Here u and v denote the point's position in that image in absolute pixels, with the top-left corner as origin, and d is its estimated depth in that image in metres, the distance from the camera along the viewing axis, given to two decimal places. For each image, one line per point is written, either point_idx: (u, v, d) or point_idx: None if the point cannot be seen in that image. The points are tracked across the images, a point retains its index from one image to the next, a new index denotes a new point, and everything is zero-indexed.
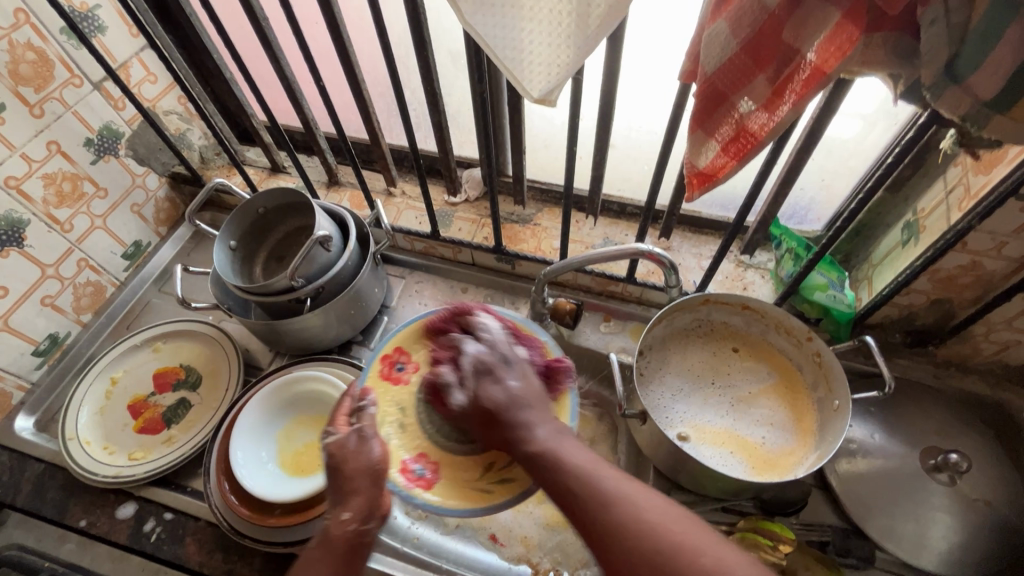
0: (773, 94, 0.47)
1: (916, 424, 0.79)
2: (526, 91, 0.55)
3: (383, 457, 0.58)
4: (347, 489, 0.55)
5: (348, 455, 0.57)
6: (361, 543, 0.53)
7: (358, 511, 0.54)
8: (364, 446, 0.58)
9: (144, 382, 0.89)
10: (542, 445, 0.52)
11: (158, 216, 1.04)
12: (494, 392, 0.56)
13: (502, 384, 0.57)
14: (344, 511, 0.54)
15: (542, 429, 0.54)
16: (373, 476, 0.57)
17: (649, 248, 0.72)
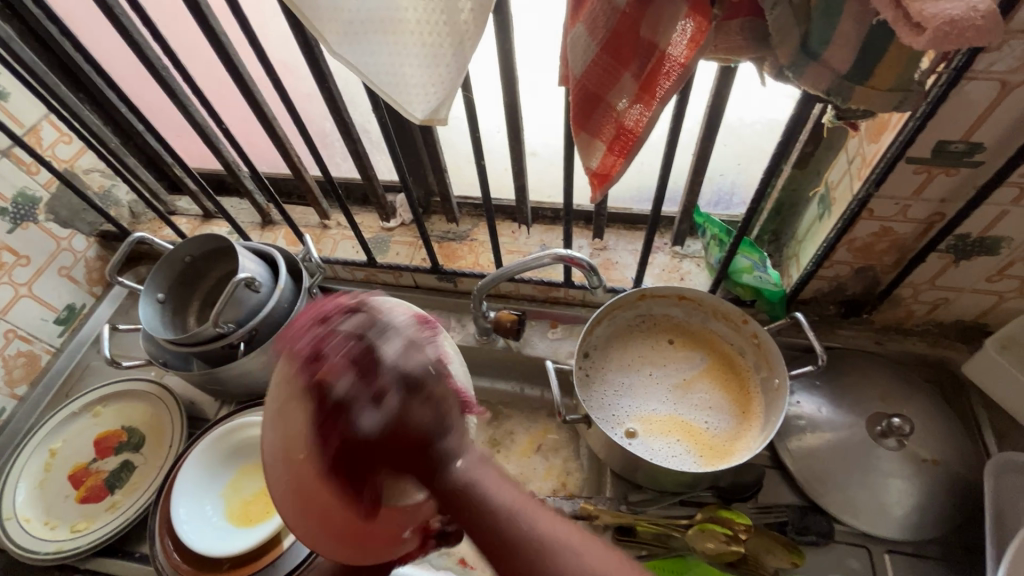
0: (642, 89, 0.48)
1: (858, 391, 0.80)
2: (409, 113, 0.54)
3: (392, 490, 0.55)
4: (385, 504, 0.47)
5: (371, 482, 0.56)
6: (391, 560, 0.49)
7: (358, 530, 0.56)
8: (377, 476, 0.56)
9: (84, 449, 0.86)
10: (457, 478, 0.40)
11: (90, 276, 1.01)
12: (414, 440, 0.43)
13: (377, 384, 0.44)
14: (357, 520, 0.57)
15: (467, 454, 0.42)
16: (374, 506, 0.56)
17: (568, 253, 0.73)
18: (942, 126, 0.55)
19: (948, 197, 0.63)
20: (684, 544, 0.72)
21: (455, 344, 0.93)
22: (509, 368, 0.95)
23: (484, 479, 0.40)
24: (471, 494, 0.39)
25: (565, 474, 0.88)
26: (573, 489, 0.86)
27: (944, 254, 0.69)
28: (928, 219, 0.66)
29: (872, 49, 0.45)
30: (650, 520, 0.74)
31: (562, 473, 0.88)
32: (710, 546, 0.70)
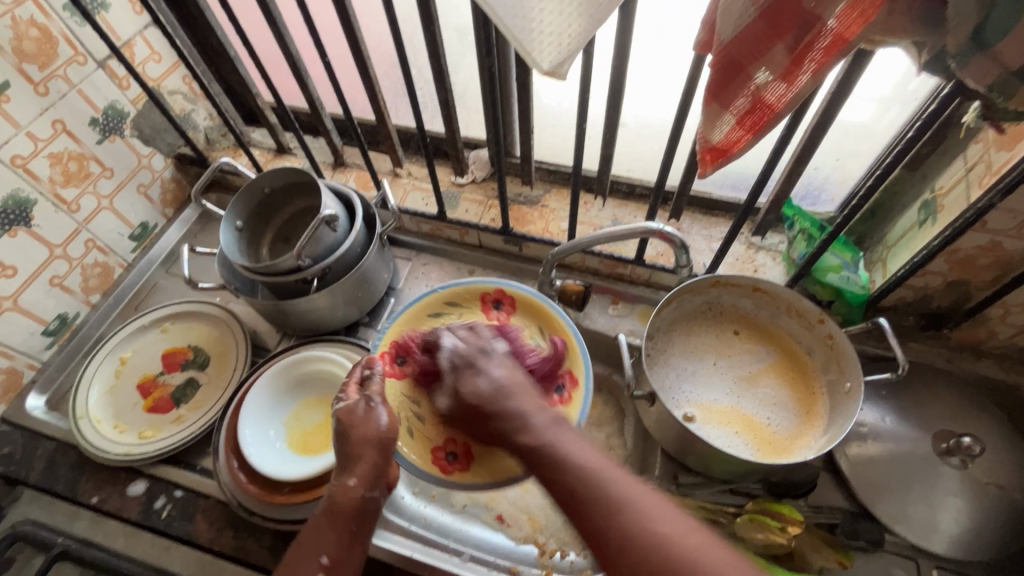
0: (791, 64, 0.45)
1: (927, 408, 0.78)
2: (535, 64, 0.52)
3: (390, 428, 0.65)
4: (351, 457, 0.63)
5: (355, 421, 0.65)
6: (366, 510, 0.62)
7: (362, 477, 0.62)
8: (371, 414, 0.65)
9: (153, 362, 0.89)
10: (543, 438, 0.53)
11: (164, 197, 1.03)
12: (472, 387, 0.59)
13: (479, 372, 0.61)
14: (351, 479, 0.62)
15: (538, 419, 0.55)
16: (377, 445, 0.64)
17: (659, 227, 0.71)
18: None
19: None
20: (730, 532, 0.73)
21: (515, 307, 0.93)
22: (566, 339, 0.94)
23: (561, 444, 0.52)
24: (565, 462, 0.50)
25: (609, 448, 0.88)
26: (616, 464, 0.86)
27: None
28: None
29: None
30: (698, 503, 0.75)
31: (605, 447, 0.89)
32: (759, 536, 0.70)
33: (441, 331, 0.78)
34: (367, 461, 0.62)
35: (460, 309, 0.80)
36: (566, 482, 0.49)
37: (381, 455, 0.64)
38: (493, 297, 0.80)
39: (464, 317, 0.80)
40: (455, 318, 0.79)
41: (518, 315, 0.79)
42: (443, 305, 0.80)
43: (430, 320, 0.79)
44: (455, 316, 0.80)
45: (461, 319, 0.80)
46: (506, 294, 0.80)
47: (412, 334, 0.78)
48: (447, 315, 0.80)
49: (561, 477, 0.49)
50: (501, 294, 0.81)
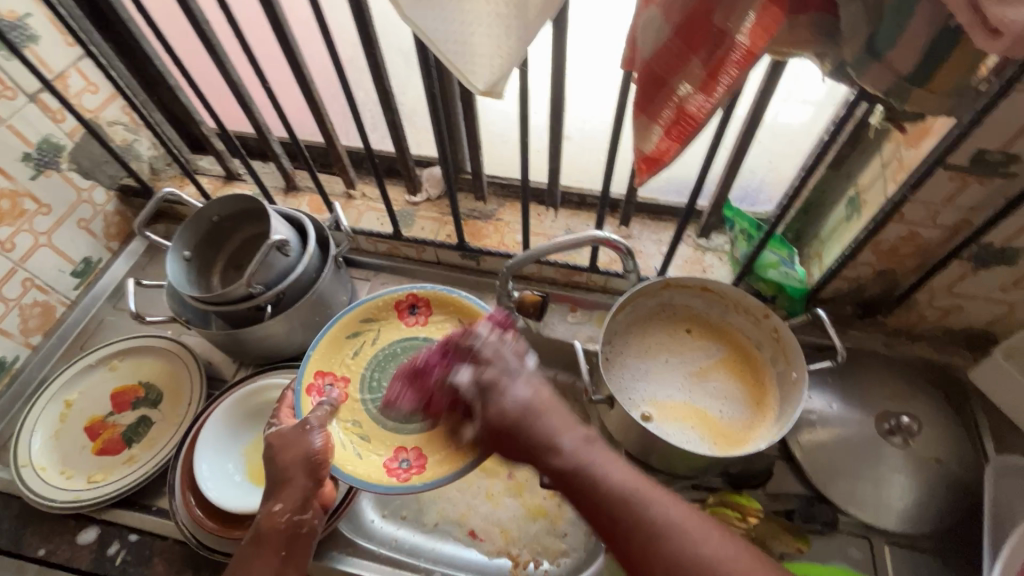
0: (709, 77, 0.48)
1: (870, 392, 0.82)
2: (472, 84, 0.55)
3: (321, 449, 0.65)
4: (279, 483, 0.63)
5: (284, 447, 0.65)
6: (298, 533, 0.62)
7: (290, 503, 0.62)
8: (298, 439, 0.65)
9: (101, 402, 0.86)
10: (569, 462, 0.51)
11: (109, 230, 1.00)
12: (497, 405, 0.55)
13: (506, 395, 0.56)
14: (279, 504, 0.62)
15: (571, 440, 0.53)
16: (306, 469, 0.64)
17: (606, 235, 0.74)
18: (983, 136, 0.57)
19: (978, 205, 0.65)
20: None
21: None
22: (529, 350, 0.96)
23: (590, 463, 0.51)
24: (584, 475, 0.51)
25: None
26: (584, 469, 0.88)
27: (965, 262, 0.71)
28: (955, 226, 0.68)
29: (936, 52, 0.46)
30: None
31: None
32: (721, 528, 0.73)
33: (364, 347, 0.82)
34: (298, 487, 0.62)
35: (377, 325, 0.84)
36: (592, 490, 0.50)
37: (311, 479, 0.64)
38: (407, 303, 0.85)
39: (386, 329, 0.84)
40: (375, 333, 0.84)
41: (435, 315, 0.85)
42: (361, 324, 0.84)
43: (352, 340, 0.83)
44: (374, 330, 0.84)
45: (379, 332, 0.84)
46: (418, 297, 0.85)
47: (337, 357, 0.81)
48: (366, 330, 0.84)
49: (588, 482, 0.50)
50: (413, 298, 0.86)
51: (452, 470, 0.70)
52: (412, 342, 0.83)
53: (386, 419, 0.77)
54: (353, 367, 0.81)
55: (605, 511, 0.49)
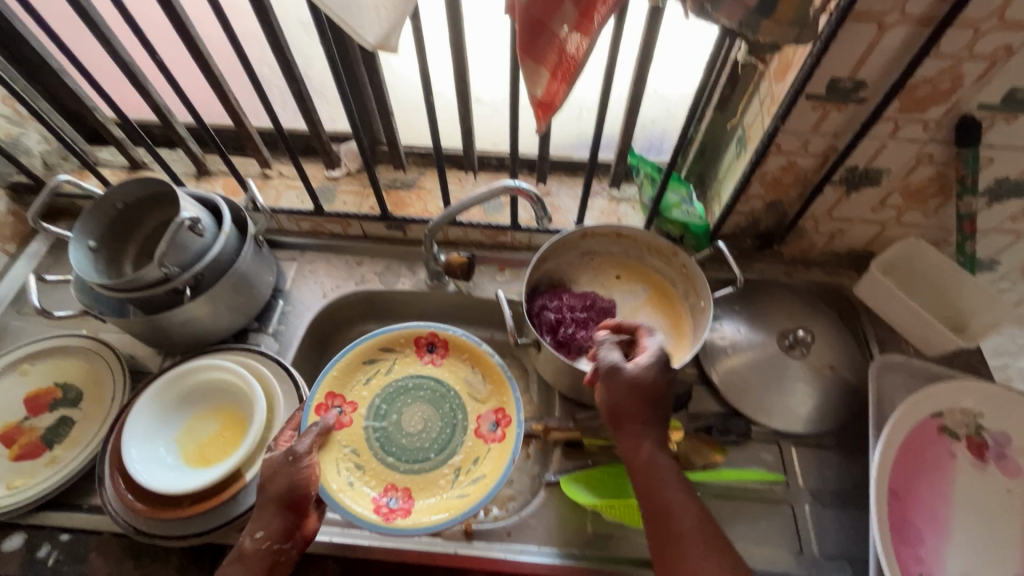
0: (582, 16, 0.52)
1: (772, 313, 0.90)
2: (361, 39, 0.55)
3: (309, 481, 0.67)
4: (262, 510, 0.63)
5: (276, 474, 0.66)
6: (275, 564, 0.62)
7: (271, 531, 0.62)
8: (292, 467, 0.67)
9: (13, 408, 0.81)
10: (650, 444, 0.64)
11: (2, 231, 0.94)
12: (653, 395, 0.65)
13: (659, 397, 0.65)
14: (261, 531, 0.63)
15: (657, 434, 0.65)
16: (285, 500, 0.64)
17: (515, 184, 0.77)
18: (833, 63, 0.64)
19: (840, 132, 0.73)
20: None
21: (407, 290, 0.96)
22: (463, 311, 0.99)
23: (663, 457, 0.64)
24: (651, 459, 0.63)
25: None
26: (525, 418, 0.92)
27: (837, 186, 0.79)
28: (824, 153, 0.76)
29: None
30: (595, 436, 0.81)
31: None
32: None
33: (378, 376, 0.85)
34: (278, 513, 0.63)
35: (395, 356, 0.87)
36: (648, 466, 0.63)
37: (292, 509, 0.65)
38: (426, 341, 0.88)
39: (400, 364, 0.87)
40: (391, 364, 0.87)
41: (450, 357, 0.88)
42: (379, 353, 0.87)
43: (366, 367, 0.85)
44: (391, 361, 0.87)
45: (395, 365, 0.87)
46: (437, 337, 0.88)
47: (347, 385, 0.83)
48: (382, 362, 0.86)
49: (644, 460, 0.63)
50: (433, 337, 0.88)
51: (440, 517, 0.73)
52: (425, 382, 0.86)
53: (384, 452, 0.80)
54: (364, 397, 0.83)
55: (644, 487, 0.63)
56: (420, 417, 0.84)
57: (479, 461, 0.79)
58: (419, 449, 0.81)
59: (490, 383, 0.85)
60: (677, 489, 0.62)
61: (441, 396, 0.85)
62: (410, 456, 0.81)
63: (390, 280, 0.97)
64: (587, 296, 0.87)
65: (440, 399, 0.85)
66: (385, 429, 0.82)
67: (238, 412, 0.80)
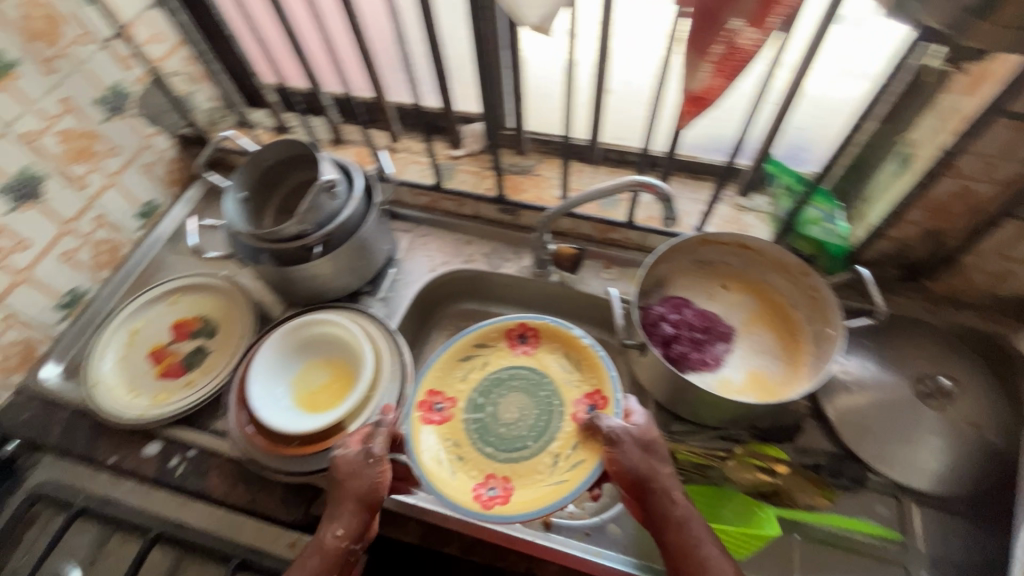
0: (761, 9, 0.48)
1: (905, 356, 0.81)
2: (518, 18, 0.55)
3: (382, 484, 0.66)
4: (340, 510, 0.65)
5: (355, 476, 0.66)
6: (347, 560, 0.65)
7: (349, 531, 0.64)
8: (369, 471, 0.66)
9: (163, 332, 0.93)
10: (678, 511, 0.63)
11: (169, 176, 1.06)
12: (651, 465, 0.65)
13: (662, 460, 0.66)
14: (337, 528, 0.65)
15: (678, 491, 0.64)
16: (362, 503, 0.65)
17: (646, 179, 0.73)
18: None
19: None
20: (720, 475, 0.76)
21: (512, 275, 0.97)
22: (563, 303, 0.99)
23: (691, 518, 0.63)
24: (676, 522, 0.63)
25: None
26: None
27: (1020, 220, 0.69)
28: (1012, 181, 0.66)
29: None
30: (688, 450, 0.77)
31: None
32: (746, 476, 0.74)
33: (475, 370, 0.84)
34: (354, 515, 0.65)
35: (489, 350, 0.86)
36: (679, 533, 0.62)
37: (369, 511, 0.65)
38: (517, 331, 0.87)
39: (496, 357, 0.85)
40: (486, 358, 0.85)
41: (544, 345, 0.86)
42: (473, 347, 0.86)
43: (463, 363, 0.85)
44: (485, 356, 0.85)
45: (490, 358, 0.85)
46: (528, 326, 0.86)
47: (447, 378, 0.83)
48: (478, 354, 0.86)
49: (675, 523, 0.63)
50: (524, 328, 0.87)
51: (540, 507, 0.70)
52: (519, 371, 0.84)
53: (484, 443, 0.79)
54: (462, 391, 0.82)
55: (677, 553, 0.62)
56: (516, 410, 0.81)
57: (577, 446, 0.76)
58: (517, 437, 0.79)
59: (585, 369, 0.82)
60: (706, 537, 0.62)
61: (535, 383, 0.83)
62: (510, 447, 0.78)
63: (496, 263, 0.98)
64: (706, 317, 0.83)
65: (534, 386, 0.83)
66: (484, 422, 0.80)
67: (348, 368, 0.85)
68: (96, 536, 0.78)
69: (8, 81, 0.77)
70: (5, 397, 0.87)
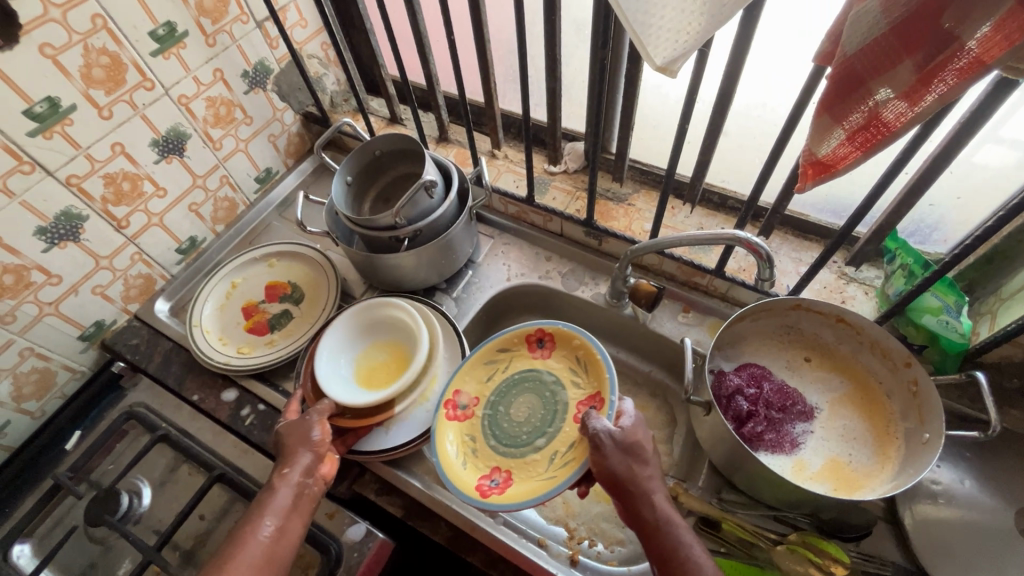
0: (918, 83, 0.44)
1: (1014, 481, 0.71)
2: (649, 59, 0.53)
3: (320, 433, 0.70)
4: (291, 451, 0.68)
5: (291, 425, 0.71)
6: (305, 495, 0.66)
7: (300, 467, 0.67)
8: (304, 420, 0.72)
9: (257, 290, 1.01)
10: (658, 509, 0.61)
11: (288, 148, 1.16)
12: (634, 464, 0.63)
13: (644, 463, 0.64)
14: (289, 469, 0.67)
15: (659, 493, 0.62)
16: (312, 444, 0.69)
17: (749, 236, 0.68)
18: None
19: None
20: (768, 559, 0.71)
21: (585, 299, 0.96)
22: (633, 336, 0.97)
23: (672, 517, 0.61)
24: (661, 520, 0.60)
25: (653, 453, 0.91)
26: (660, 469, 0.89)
27: None
28: None
29: None
30: (738, 523, 0.73)
31: None
32: (797, 568, 0.69)
33: (495, 372, 0.84)
34: (309, 456, 0.68)
35: (510, 352, 0.86)
36: (665, 532, 0.60)
37: (317, 454, 0.69)
38: (536, 335, 0.84)
39: (516, 361, 0.85)
40: (506, 361, 0.85)
41: (559, 350, 0.83)
42: (496, 351, 0.85)
43: (487, 365, 0.85)
44: (506, 360, 0.85)
45: (510, 362, 0.85)
46: (546, 331, 0.84)
47: (469, 376, 0.84)
48: (500, 358, 0.85)
49: (663, 525, 0.60)
50: (541, 332, 0.84)
51: (531, 497, 0.69)
52: (532, 374, 0.83)
53: (493, 439, 0.80)
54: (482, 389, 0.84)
55: (662, 551, 0.59)
56: (526, 411, 0.81)
57: (573, 446, 0.74)
58: (524, 437, 0.79)
59: (590, 372, 0.78)
60: (693, 542, 0.60)
61: (546, 385, 0.82)
62: (513, 442, 0.79)
63: (571, 284, 0.98)
64: (786, 393, 0.76)
65: (544, 389, 0.82)
66: (495, 419, 0.81)
67: (407, 354, 0.87)
68: (170, 462, 0.86)
69: (176, 49, 0.86)
70: (121, 321, 0.97)
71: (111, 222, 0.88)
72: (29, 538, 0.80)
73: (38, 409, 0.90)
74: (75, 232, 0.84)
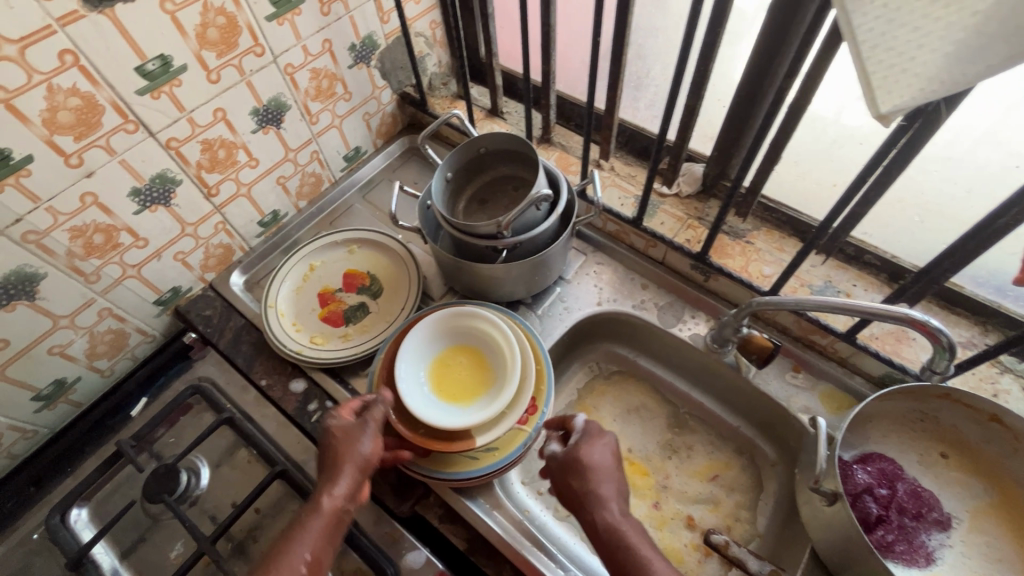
0: None
1: None
2: (873, 104, 0.44)
3: (371, 451, 0.67)
4: (339, 468, 0.65)
5: (344, 439, 0.67)
6: (343, 521, 0.63)
7: (348, 490, 0.64)
8: (356, 434, 0.68)
9: (334, 276, 0.97)
10: (608, 521, 0.63)
11: (380, 128, 1.10)
12: (579, 481, 0.66)
13: (592, 478, 0.66)
14: (334, 488, 0.63)
15: (613, 507, 0.64)
16: (361, 462, 0.66)
17: (923, 316, 0.57)
18: None
19: None
20: None
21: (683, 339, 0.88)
22: (728, 387, 0.89)
23: (625, 531, 0.62)
24: (613, 535, 0.61)
25: (734, 518, 0.83)
26: (740, 537, 0.81)
27: None
28: None
29: None
30: None
31: (730, 514, 0.83)
32: None
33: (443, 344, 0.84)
34: (355, 476, 0.65)
35: None
36: (613, 545, 0.61)
37: (362, 473, 0.66)
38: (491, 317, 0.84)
39: None
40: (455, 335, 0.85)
41: None
42: None
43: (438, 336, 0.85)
44: None
45: None
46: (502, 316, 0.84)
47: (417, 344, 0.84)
48: None
49: (611, 538, 0.61)
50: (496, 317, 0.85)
51: (456, 474, 0.73)
52: None
53: None
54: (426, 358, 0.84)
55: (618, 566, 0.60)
56: None
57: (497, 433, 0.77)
58: None
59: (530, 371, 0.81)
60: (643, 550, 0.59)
61: None
62: None
63: (669, 320, 0.90)
64: (921, 496, 0.68)
65: None
66: None
67: (486, 369, 0.80)
68: (230, 445, 0.83)
69: (291, 15, 0.81)
70: (197, 289, 0.95)
71: (202, 189, 0.84)
72: (86, 503, 0.79)
73: (109, 367, 0.88)
74: (167, 197, 0.80)
